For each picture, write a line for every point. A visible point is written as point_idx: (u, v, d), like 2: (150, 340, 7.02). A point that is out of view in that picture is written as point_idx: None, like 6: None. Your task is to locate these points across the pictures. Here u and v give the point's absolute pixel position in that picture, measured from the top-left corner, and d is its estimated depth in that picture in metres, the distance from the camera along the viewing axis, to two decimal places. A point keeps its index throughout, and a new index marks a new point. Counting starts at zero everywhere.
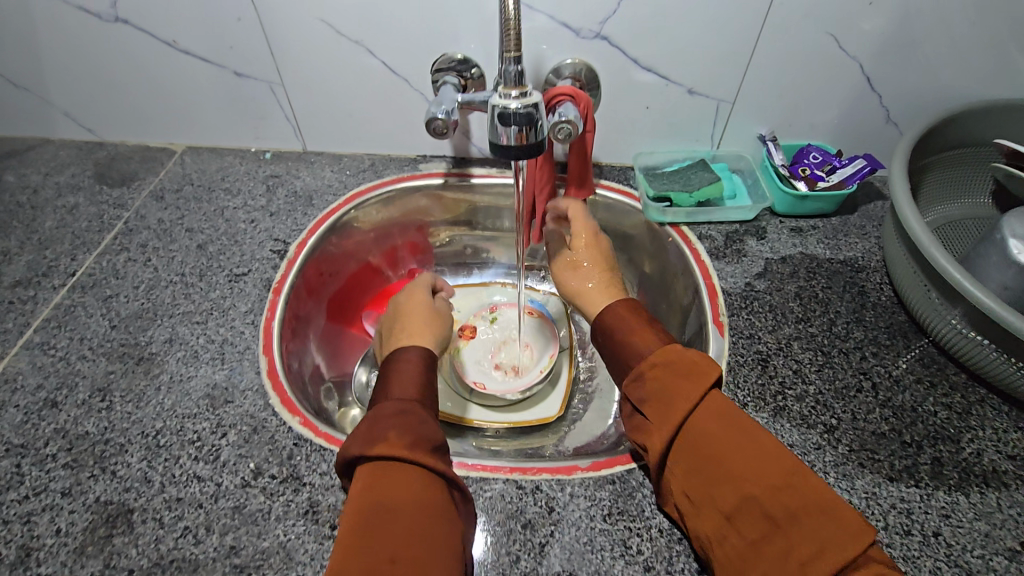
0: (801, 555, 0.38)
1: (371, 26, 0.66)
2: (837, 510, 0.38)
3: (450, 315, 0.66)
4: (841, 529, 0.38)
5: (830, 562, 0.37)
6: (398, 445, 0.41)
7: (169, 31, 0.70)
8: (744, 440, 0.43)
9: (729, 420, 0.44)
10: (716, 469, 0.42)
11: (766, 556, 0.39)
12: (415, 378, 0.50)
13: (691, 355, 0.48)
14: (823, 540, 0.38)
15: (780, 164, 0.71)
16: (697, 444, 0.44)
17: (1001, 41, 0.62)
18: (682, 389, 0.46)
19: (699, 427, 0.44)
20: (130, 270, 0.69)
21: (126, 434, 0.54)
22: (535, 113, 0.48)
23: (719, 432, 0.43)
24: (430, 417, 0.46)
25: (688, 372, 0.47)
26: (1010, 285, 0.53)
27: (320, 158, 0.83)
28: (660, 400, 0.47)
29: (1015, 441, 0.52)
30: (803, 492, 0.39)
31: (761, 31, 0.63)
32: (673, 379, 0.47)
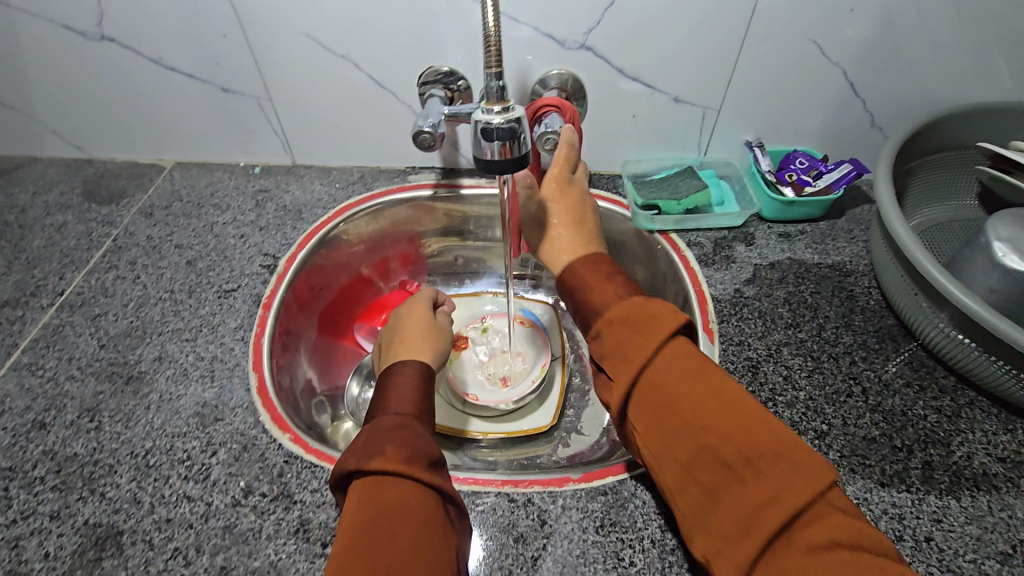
0: (754, 500, 0.36)
1: (357, 40, 0.67)
2: (794, 454, 0.37)
3: (448, 331, 0.65)
4: (796, 473, 0.36)
5: (784, 508, 0.35)
6: (396, 457, 0.40)
7: (155, 48, 0.70)
8: (701, 387, 0.41)
9: (687, 368, 0.42)
10: (672, 418, 0.41)
11: (722, 504, 0.38)
12: (412, 393, 0.49)
13: (650, 308, 0.47)
14: (777, 486, 0.36)
15: (767, 170, 0.72)
16: (654, 394, 0.43)
17: (982, 45, 0.63)
18: (639, 340, 0.45)
19: (655, 379, 0.43)
20: (119, 288, 0.68)
21: (115, 455, 0.53)
22: (518, 127, 0.49)
23: (674, 381, 0.42)
24: (428, 433, 0.45)
25: (645, 323, 0.46)
26: (996, 288, 0.54)
27: (309, 172, 0.83)
28: (619, 353, 0.46)
29: (1005, 444, 0.52)
30: (759, 436, 0.38)
31: (744, 40, 0.64)
32: (630, 333, 0.47)
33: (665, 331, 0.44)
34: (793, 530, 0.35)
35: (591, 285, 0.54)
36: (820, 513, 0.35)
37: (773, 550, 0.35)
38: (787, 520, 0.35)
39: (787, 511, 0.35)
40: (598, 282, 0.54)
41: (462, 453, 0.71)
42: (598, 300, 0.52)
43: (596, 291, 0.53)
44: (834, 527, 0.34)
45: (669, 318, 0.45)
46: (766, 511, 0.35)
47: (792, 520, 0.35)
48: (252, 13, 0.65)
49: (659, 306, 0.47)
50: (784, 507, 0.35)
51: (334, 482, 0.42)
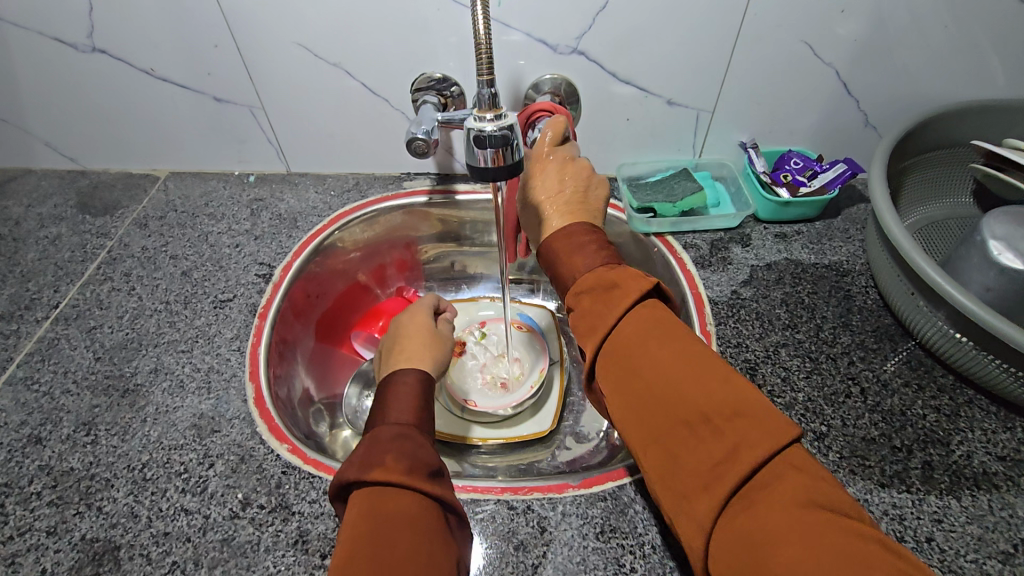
0: (715, 457, 0.35)
1: (349, 47, 0.67)
2: (759, 412, 0.35)
3: (451, 340, 0.65)
4: (758, 429, 0.35)
5: (743, 460, 0.34)
6: (398, 468, 0.40)
7: (147, 59, 0.70)
8: (668, 347, 0.40)
9: (653, 330, 0.42)
10: (637, 380, 0.41)
11: (684, 464, 0.36)
12: (413, 402, 0.48)
13: (614, 274, 0.47)
14: (738, 440, 0.35)
15: (762, 171, 0.72)
16: (620, 357, 0.42)
17: (973, 44, 0.63)
18: (604, 306, 0.45)
19: (620, 342, 0.43)
20: (114, 300, 0.68)
21: (112, 468, 0.53)
22: (510, 134, 0.49)
23: (639, 342, 0.41)
24: (429, 443, 0.45)
25: (613, 290, 0.46)
26: (992, 286, 0.54)
27: (304, 179, 0.83)
28: (589, 320, 0.46)
29: (1005, 442, 0.52)
30: (723, 395, 0.37)
31: (736, 42, 0.64)
32: (598, 303, 0.46)
33: (635, 293, 0.44)
34: (755, 488, 0.33)
35: (564, 256, 0.53)
36: (783, 469, 0.33)
37: (733, 508, 0.33)
38: (748, 475, 0.33)
39: (747, 465, 0.33)
40: (570, 254, 0.52)
41: (462, 460, 0.71)
42: (570, 271, 0.51)
43: (568, 265, 0.52)
44: (798, 483, 0.32)
45: (638, 280, 0.46)
46: (727, 467, 0.34)
47: (752, 473, 0.33)
48: (244, 22, 0.65)
49: (626, 274, 0.47)
50: (744, 462, 0.33)
51: (334, 493, 0.42)
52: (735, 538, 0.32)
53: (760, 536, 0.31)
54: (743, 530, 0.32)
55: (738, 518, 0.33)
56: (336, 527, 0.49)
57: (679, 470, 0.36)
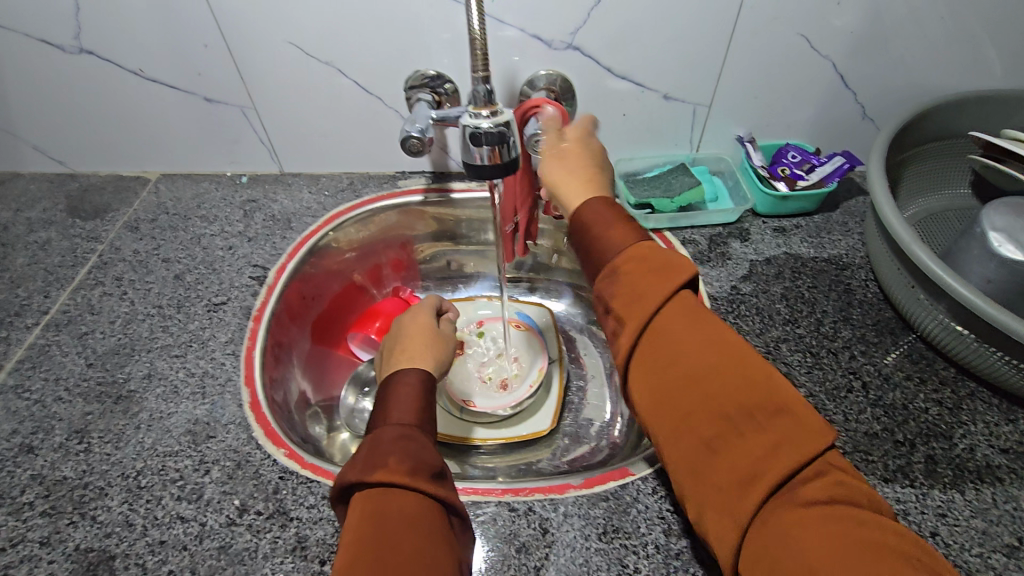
0: (758, 453, 0.33)
1: (341, 44, 0.66)
2: (799, 409, 0.35)
3: (453, 339, 0.64)
4: (799, 428, 0.34)
5: (787, 461, 0.33)
6: (400, 470, 0.39)
7: (135, 60, 0.69)
8: (711, 336, 0.38)
9: (699, 318, 0.39)
10: (677, 369, 0.38)
11: (722, 458, 0.35)
12: (415, 402, 0.47)
13: (662, 257, 0.41)
14: (782, 440, 0.33)
15: (759, 165, 0.71)
16: (659, 341, 0.39)
17: (969, 34, 0.63)
18: (651, 281, 0.40)
19: (662, 325, 0.39)
20: (106, 304, 0.67)
21: (105, 477, 0.52)
22: (506, 131, 0.48)
23: (683, 328, 0.38)
24: (431, 444, 0.43)
25: (657, 266, 0.41)
26: (992, 278, 0.53)
27: (297, 180, 0.82)
28: (627, 295, 0.41)
29: (1007, 435, 0.52)
30: (765, 391, 0.35)
31: (732, 35, 0.63)
32: (642, 277, 0.41)
33: (681, 278, 0.40)
34: (795, 485, 0.32)
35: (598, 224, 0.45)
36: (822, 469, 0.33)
37: (774, 505, 0.32)
38: (791, 473, 0.32)
39: (792, 463, 0.32)
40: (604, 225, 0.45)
41: (461, 461, 0.70)
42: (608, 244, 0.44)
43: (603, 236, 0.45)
44: (836, 484, 0.32)
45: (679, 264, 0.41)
46: (770, 464, 0.33)
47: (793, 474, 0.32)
48: (233, 21, 0.64)
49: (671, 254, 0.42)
50: (788, 460, 0.32)
51: (336, 495, 0.41)
52: (774, 535, 0.31)
53: (804, 536, 0.30)
54: (784, 529, 0.31)
55: (777, 515, 0.32)
56: (335, 533, 0.48)
57: (715, 464, 0.35)
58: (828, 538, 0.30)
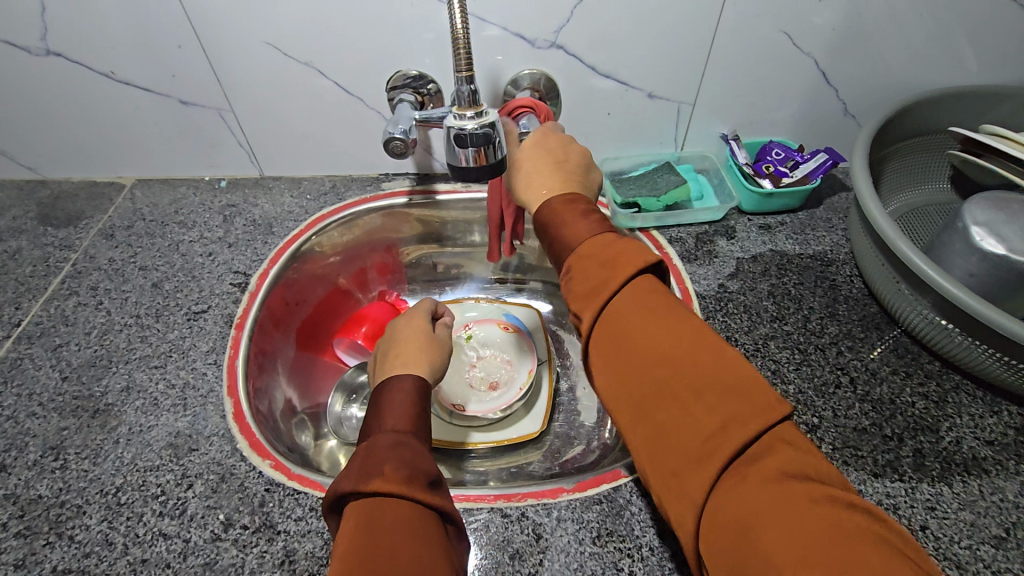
0: (705, 433, 0.34)
1: (320, 45, 0.64)
2: (754, 387, 0.35)
3: (450, 344, 0.63)
4: (749, 405, 0.34)
5: (734, 438, 0.33)
6: (396, 478, 0.38)
7: (107, 62, 0.67)
8: (665, 319, 0.39)
9: (653, 303, 0.39)
10: (631, 355, 0.39)
11: (675, 441, 0.35)
12: (409, 408, 0.46)
13: (620, 245, 0.43)
14: (729, 415, 0.34)
15: (744, 163, 0.71)
16: (613, 328, 0.40)
17: (947, 30, 0.63)
18: (609, 269, 0.42)
19: (617, 312, 0.40)
20: (81, 315, 0.65)
21: (83, 494, 0.51)
22: (492, 132, 0.48)
23: (637, 314, 0.39)
24: (427, 450, 0.43)
25: (612, 258, 0.42)
26: (974, 272, 0.54)
27: (278, 183, 0.80)
28: (586, 284, 0.42)
29: (992, 427, 0.53)
30: (719, 372, 0.36)
31: (716, 34, 0.63)
32: (596, 270, 0.42)
33: (633, 265, 0.41)
34: (745, 464, 0.32)
35: (564, 220, 0.47)
36: (773, 447, 0.33)
37: (725, 484, 0.32)
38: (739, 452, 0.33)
39: (740, 443, 0.33)
40: (573, 220, 0.46)
41: (452, 466, 0.69)
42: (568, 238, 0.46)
43: (568, 231, 0.46)
44: (788, 460, 0.32)
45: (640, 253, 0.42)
46: (717, 444, 0.33)
47: (740, 450, 0.33)
48: (208, 20, 0.62)
49: (625, 244, 0.43)
50: (736, 439, 0.33)
51: (329, 504, 0.40)
52: (725, 516, 0.31)
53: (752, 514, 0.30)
54: (733, 508, 0.31)
55: (729, 496, 0.32)
56: (324, 545, 0.47)
57: (668, 448, 0.35)
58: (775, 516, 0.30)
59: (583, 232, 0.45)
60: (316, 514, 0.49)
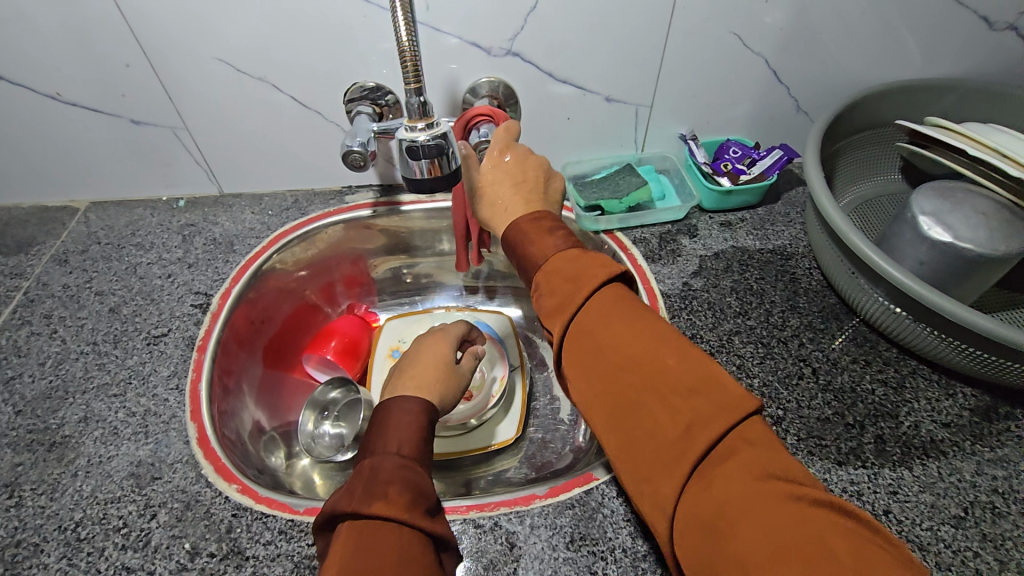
0: (674, 438, 0.35)
1: (274, 60, 0.64)
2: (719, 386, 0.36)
3: (465, 376, 0.61)
4: (717, 406, 0.35)
5: (702, 440, 0.34)
6: (398, 504, 0.39)
7: (51, 83, 0.65)
8: (631, 326, 0.40)
9: (619, 312, 0.41)
10: (602, 363, 0.40)
11: (645, 446, 0.36)
12: (415, 431, 0.47)
13: (586, 261, 0.45)
14: (696, 418, 0.35)
15: (702, 162, 0.73)
16: (582, 340, 0.41)
17: (891, 25, 0.65)
18: (577, 282, 0.43)
19: (583, 322, 0.41)
20: (34, 346, 0.63)
21: (40, 532, 0.49)
22: (444, 143, 0.49)
23: (603, 323, 0.40)
24: (427, 474, 0.44)
25: (578, 273, 0.44)
26: (924, 260, 0.56)
27: (238, 201, 0.79)
28: (557, 298, 0.44)
29: (947, 409, 0.54)
30: (687, 378, 0.37)
31: (668, 37, 0.64)
32: (566, 284, 0.44)
33: (601, 277, 0.43)
34: (713, 467, 0.33)
35: (532, 238, 0.49)
36: (741, 448, 0.33)
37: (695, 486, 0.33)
38: (707, 453, 0.33)
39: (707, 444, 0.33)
40: (539, 236, 0.49)
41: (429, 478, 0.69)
42: (538, 254, 0.48)
43: (536, 247, 0.49)
44: (752, 456, 0.33)
45: (606, 266, 0.44)
46: (686, 447, 0.34)
47: (709, 452, 0.34)
48: (154, 34, 0.61)
49: (591, 259, 0.45)
50: (703, 440, 0.34)
51: (322, 520, 0.41)
52: (694, 516, 0.32)
53: (719, 513, 0.31)
54: (703, 507, 0.32)
55: (698, 498, 0.32)
56: (294, 569, 0.46)
57: (641, 453, 0.36)
58: (741, 513, 0.30)
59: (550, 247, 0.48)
60: (286, 537, 0.48)
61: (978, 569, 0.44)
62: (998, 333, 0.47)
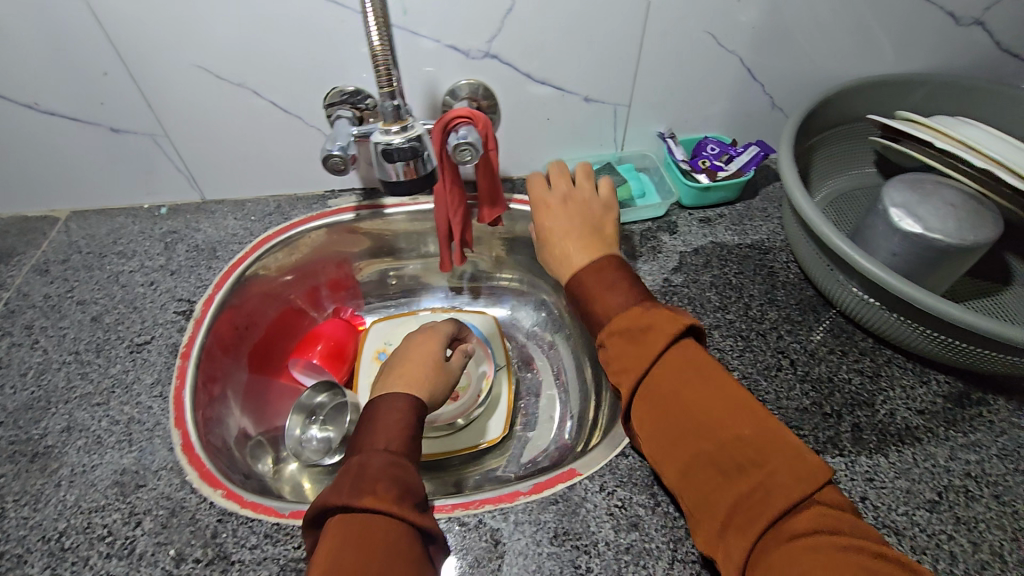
0: (748, 499, 0.38)
1: (253, 66, 0.64)
2: (790, 447, 0.39)
3: (456, 373, 0.61)
4: (789, 472, 0.38)
5: (775, 505, 0.37)
6: (388, 502, 0.39)
7: (29, 93, 0.65)
8: (704, 387, 0.42)
9: (691, 373, 0.43)
10: (675, 423, 0.42)
11: (718, 504, 0.39)
12: (402, 428, 0.47)
13: (651, 318, 0.46)
14: (769, 482, 0.38)
15: (681, 160, 0.73)
16: (653, 399, 0.44)
17: (860, 22, 0.66)
18: (646, 342, 0.45)
19: (656, 384, 0.44)
20: (16, 356, 0.62)
21: (24, 543, 0.49)
22: (417, 146, 0.55)
23: (674, 385, 0.43)
24: (415, 470, 0.44)
25: (647, 333, 0.46)
26: (897, 251, 0.57)
27: (220, 207, 0.79)
28: (625, 356, 0.46)
29: (922, 396, 0.55)
30: (760, 439, 0.39)
31: (643, 37, 0.65)
32: (629, 344, 0.46)
33: (666, 338, 0.44)
34: (784, 528, 0.36)
35: (593, 291, 0.52)
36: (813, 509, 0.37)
37: (768, 545, 0.36)
38: (781, 514, 0.36)
39: (781, 506, 0.36)
40: (601, 289, 0.52)
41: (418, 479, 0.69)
42: (601, 309, 0.51)
43: (599, 302, 0.51)
44: (822, 519, 0.36)
45: (672, 324, 0.45)
46: (760, 510, 0.37)
47: (783, 515, 0.36)
48: (131, 42, 0.61)
49: (660, 317, 0.46)
50: (778, 504, 0.37)
51: (312, 514, 0.41)
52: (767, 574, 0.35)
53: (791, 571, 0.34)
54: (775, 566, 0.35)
55: (770, 557, 0.36)
56: (280, 572, 0.46)
57: (714, 509, 0.40)
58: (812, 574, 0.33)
59: (613, 303, 0.50)
60: (272, 540, 0.48)
61: (953, 552, 0.45)
62: (982, 326, 0.48)
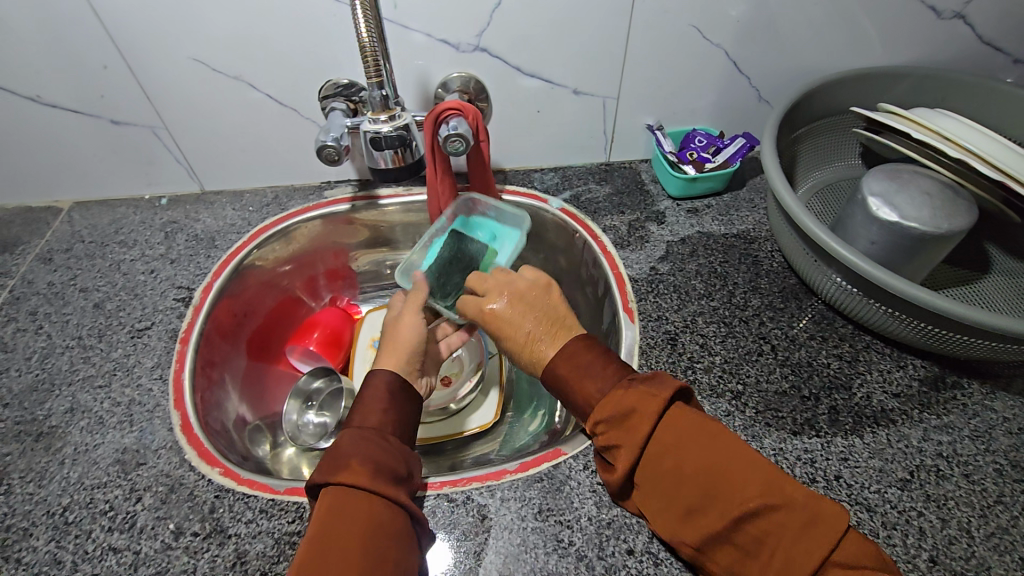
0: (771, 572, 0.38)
1: (248, 58, 0.65)
2: (802, 513, 0.38)
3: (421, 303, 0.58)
4: (809, 538, 0.37)
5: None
6: (363, 474, 0.42)
7: (31, 86, 0.66)
8: (704, 460, 0.41)
9: (692, 446, 0.41)
10: (684, 502, 0.41)
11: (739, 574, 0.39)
12: (382, 404, 0.49)
13: (631, 399, 0.44)
14: (789, 554, 0.37)
15: (669, 151, 0.75)
16: (658, 481, 0.42)
17: (844, 16, 0.68)
18: (634, 427, 0.43)
19: (658, 466, 0.42)
20: (21, 342, 0.64)
21: (29, 517, 0.51)
22: (405, 134, 0.58)
23: (676, 465, 0.41)
24: (397, 442, 0.46)
25: (632, 417, 0.43)
26: (875, 239, 0.58)
27: (219, 198, 0.80)
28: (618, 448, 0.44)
29: (897, 380, 0.57)
30: (770, 512, 0.38)
31: (629, 31, 0.66)
32: (621, 432, 0.44)
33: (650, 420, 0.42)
34: None
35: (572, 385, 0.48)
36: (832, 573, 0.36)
37: None
38: None
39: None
40: (577, 380, 0.48)
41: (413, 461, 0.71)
42: (583, 399, 0.47)
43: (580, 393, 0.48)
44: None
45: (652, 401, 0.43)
46: None
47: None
48: (131, 37, 0.63)
49: (638, 396, 0.44)
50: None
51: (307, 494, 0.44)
52: None
53: None
54: None
55: None
56: (275, 544, 0.48)
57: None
58: None
59: (594, 393, 0.47)
60: (267, 515, 0.50)
61: (922, 528, 0.47)
62: (955, 312, 0.49)
